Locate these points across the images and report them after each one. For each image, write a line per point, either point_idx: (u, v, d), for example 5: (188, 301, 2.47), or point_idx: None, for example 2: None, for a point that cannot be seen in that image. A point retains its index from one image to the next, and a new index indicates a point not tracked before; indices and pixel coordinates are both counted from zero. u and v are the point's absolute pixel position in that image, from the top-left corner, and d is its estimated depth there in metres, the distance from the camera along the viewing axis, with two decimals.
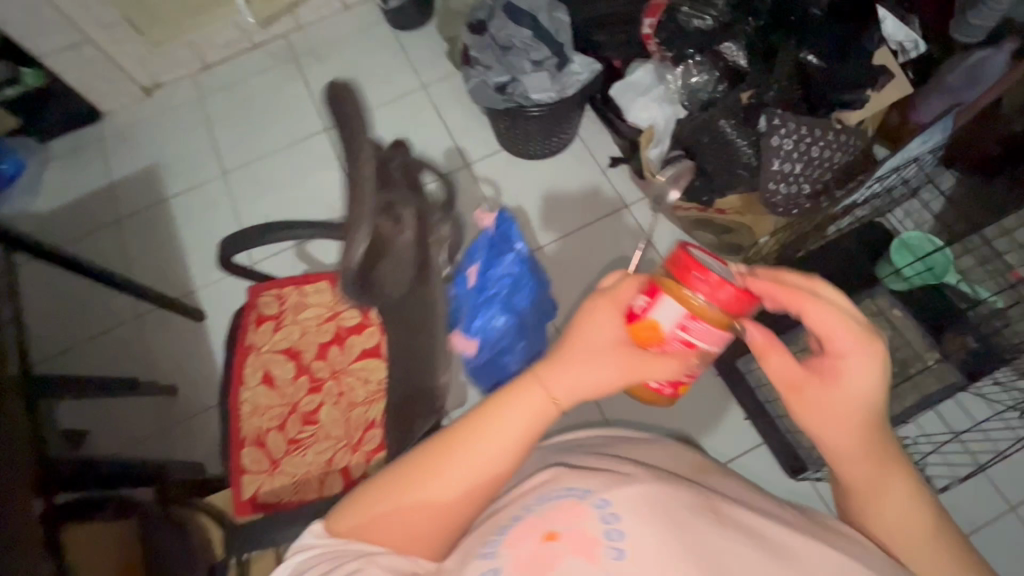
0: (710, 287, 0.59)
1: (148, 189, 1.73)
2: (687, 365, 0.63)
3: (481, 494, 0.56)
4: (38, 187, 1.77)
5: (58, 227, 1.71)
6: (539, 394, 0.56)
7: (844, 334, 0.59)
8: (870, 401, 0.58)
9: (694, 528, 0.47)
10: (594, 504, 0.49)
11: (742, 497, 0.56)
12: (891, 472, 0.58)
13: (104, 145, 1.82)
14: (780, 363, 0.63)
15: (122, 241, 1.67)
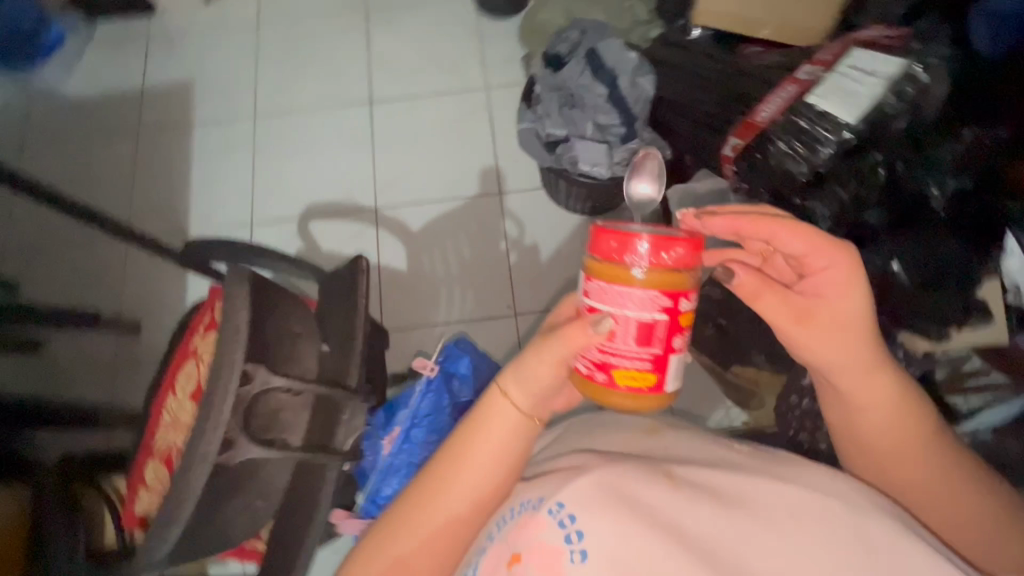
0: (637, 252, 0.61)
1: (177, 108, 1.64)
2: (606, 335, 0.63)
3: (479, 503, 0.70)
4: (73, 68, 1.68)
5: (81, 118, 1.65)
6: (499, 400, 0.71)
7: (805, 249, 0.66)
8: (864, 313, 0.66)
9: (638, 493, 0.62)
10: (549, 512, 0.63)
11: (705, 458, 0.69)
12: (893, 381, 0.68)
13: (148, 42, 1.71)
14: (768, 305, 0.69)
15: (136, 156, 1.60)
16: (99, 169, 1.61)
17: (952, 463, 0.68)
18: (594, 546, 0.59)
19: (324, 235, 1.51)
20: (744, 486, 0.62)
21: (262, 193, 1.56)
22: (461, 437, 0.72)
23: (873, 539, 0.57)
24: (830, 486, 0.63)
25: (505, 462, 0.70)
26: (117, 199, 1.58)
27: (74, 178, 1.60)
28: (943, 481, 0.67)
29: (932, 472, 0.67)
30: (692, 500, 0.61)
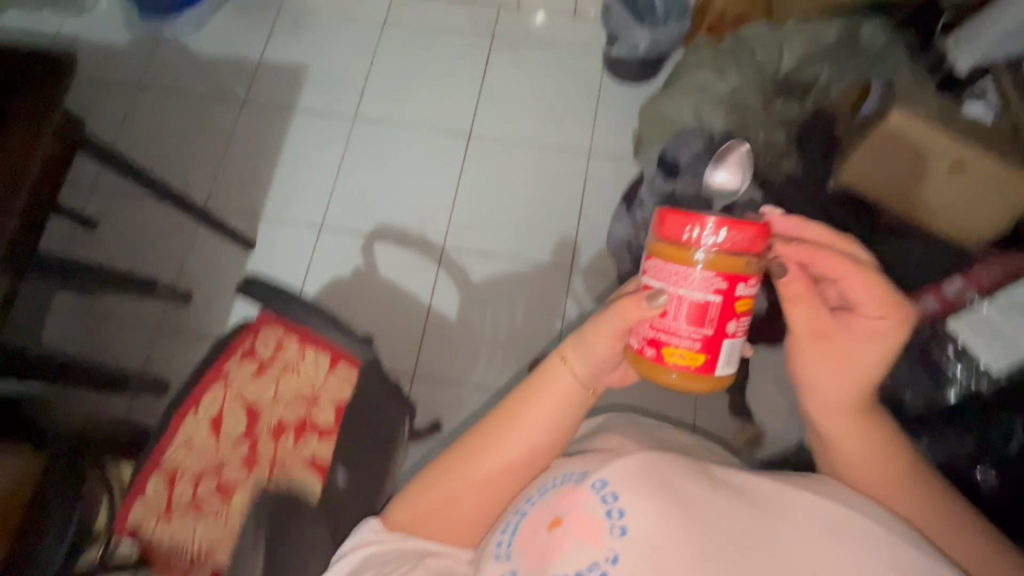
0: (705, 233, 0.56)
1: (286, 89, 1.66)
2: (660, 309, 0.58)
3: (523, 464, 0.68)
4: (203, 24, 1.72)
5: (196, 74, 1.68)
6: (558, 366, 0.67)
7: (866, 298, 0.62)
8: (885, 358, 0.63)
9: (685, 488, 0.57)
10: (592, 486, 0.58)
11: (742, 468, 0.64)
12: (886, 430, 0.65)
13: (277, 16, 1.73)
14: (797, 319, 0.64)
15: (234, 125, 1.63)
16: (198, 128, 1.64)
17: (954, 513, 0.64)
18: (638, 521, 0.55)
19: (385, 257, 1.49)
20: (788, 497, 0.58)
21: (342, 197, 1.54)
22: (517, 399, 0.69)
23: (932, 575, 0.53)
24: (873, 512, 0.59)
25: (556, 427, 0.68)
26: (206, 163, 1.61)
27: (175, 131, 1.64)
28: (948, 532, 0.63)
29: (927, 520, 0.63)
30: (737, 501, 0.57)
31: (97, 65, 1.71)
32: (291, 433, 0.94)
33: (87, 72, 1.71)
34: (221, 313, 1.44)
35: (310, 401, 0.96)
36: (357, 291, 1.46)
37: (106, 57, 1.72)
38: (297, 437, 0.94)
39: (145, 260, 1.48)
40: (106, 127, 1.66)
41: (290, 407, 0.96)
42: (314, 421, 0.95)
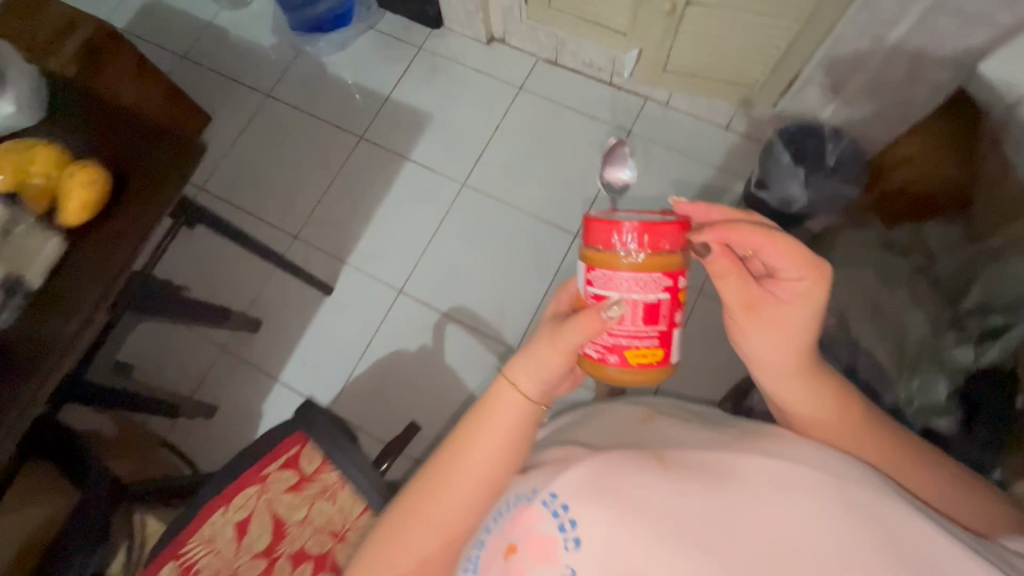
0: (634, 239, 0.62)
1: (405, 133, 1.61)
2: (617, 313, 0.62)
3: (482, 494, 0.62)
4: (343, 46, 1.70)
5: (325, 96, 1.67)
6: (507, 390, 0.65)
7: (787, 261, 0.63)
8: (814, 312, 0.64)
9: (629, 480, 0.53)
10: (543, 503, 0.56)
11: (702, 443, 0.60)
12: (827, 386, 0.65)
13: (416, 53, 1.68)
14: (729, 290, 0.67)
15: (345, 157, 1.60)
16: (311, 151, 1.62)
17: (918, 449, 0.63)
18: (588, 525, 0.52)
19: (453, 342, 1.42)
20: (737, 465, 0.53)
21: (426, 265, 1.48)
22: (462, 432, 0.65)
23: (907, 523, 0.47)
24: (836, 465, 0.53)
25: (509, 452, 0.63)
26: (308, 190, 1.59)
27: (288, 148, 1.63)
28: (916, 472, 0.61)
29: (895, 463, 0.61)
30: (688, 487, 0.51)
31: (237, 62, 1.73)
32: (309, 563, 0.91)
33: (226, 66, 1.73)
34: (285, 350, 1.45)
35: (337, 536, 0.93)
36: (417, 369, 1.41)
37: (248, 56, 1.73)
38: (313, 568, 0.91)
39: (228, 278, 1.49)
40: (227, 126, 1.67)
41: (315, 535, 0.92)
42: (334, 557, 0.92)
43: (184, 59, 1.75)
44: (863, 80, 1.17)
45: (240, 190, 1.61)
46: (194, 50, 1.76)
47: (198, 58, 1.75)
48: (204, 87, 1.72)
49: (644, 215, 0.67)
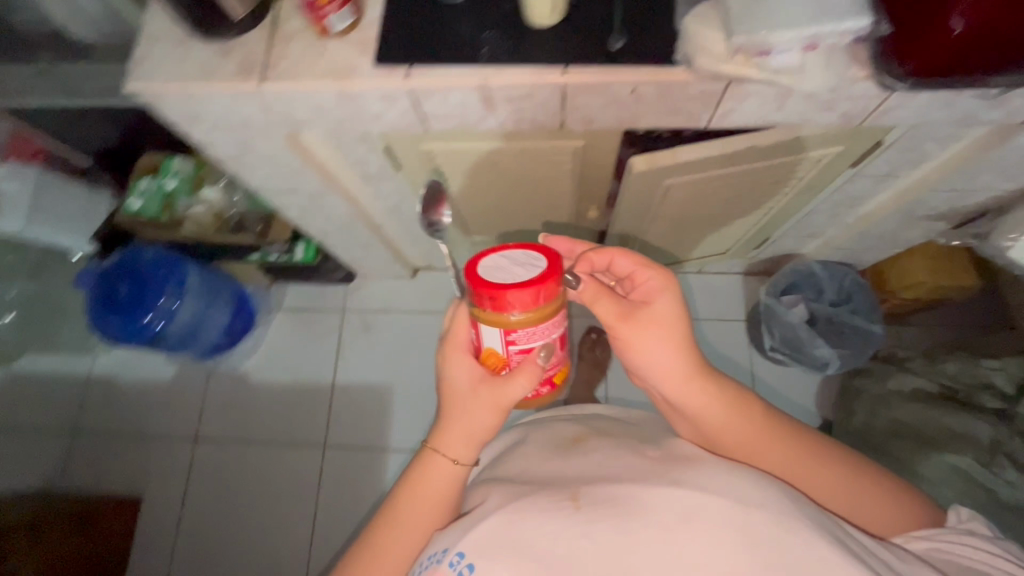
0: (514, 301, 0.59)
1: (372, 419, 1.40)
2: (538, 366, 0.66)
3: (419, 533, 0.66)
4: (255, 348, 1.46)
5: (263, 413, 1.42)
6: (444, 463, 0.67)
7: (631, 268, 0.69)
8: (681, 308, 0.67)
9: (545, 530, 0.51)
10: (451, 564, 0.54)
11: (620, 472, 0.57)
12: (713, 385, 0.68)
13: (342, 319, 1.47)
14: (606, 311, 0.68)
15: (316, 479, 1.36)
16: (275, 485, 1.36)
17: (803, 443, 0.68)
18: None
19: None
20: (644, 497, 0.52)
21: None
22: (407, 493, 0.67)
23: (781, 555, 0.47)
24: (733, 492, 0.51)
25: (446, 507, 0.67)
26: (293, 537, 1.32)
27: (248, 493, 1.36)
28: (804, 460, 0.67)
29: (784, 453, 0.67)
30: (593, 527, 0.50)
31: (141, 411, 1.45)
32: None
33: (133, 424, 1.45)
34: None
35: None
36: None
37: (155, 401, 1.46)
38: None
39: None
40: (166, 498, 1.38)
41: None
42: None
43: (79, 436, 1.45)
44: (844, 232, 1.06)
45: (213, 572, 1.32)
46: (87, 420, 1.46)
47: (97, 427, 1.46)
48: (120, 461, 1.42)
49: (507, 253, 0.63)
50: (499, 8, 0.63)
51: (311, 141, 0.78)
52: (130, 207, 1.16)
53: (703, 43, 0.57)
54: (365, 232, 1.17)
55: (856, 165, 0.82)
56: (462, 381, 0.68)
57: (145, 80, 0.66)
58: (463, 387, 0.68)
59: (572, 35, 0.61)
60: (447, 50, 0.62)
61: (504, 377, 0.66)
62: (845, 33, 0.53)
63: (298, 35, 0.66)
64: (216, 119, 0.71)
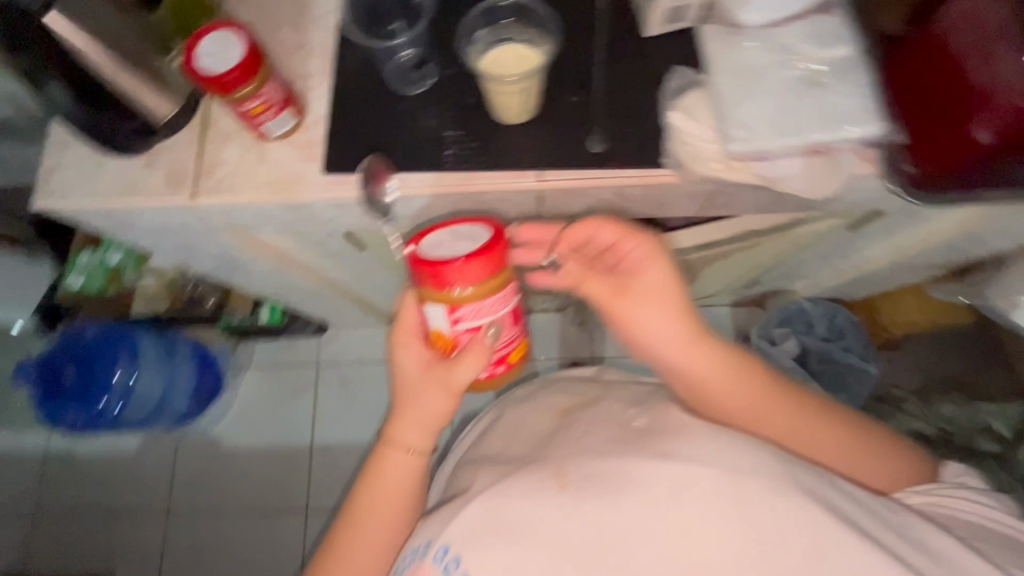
0: (458, 267, 0.49)
1: (355, 480, 1.32)
2: (490, 346, 0.53)
3: (384, 535, 0.57)
4: (223, 412, 1.36)
5: (239, 481, 1.34)
6: (398, 455, 0.58)
7: (615, 238, 0.55)
8: (677, 278, 0.53)
9: (529, 512, 0.45)
10: (435, 558, 0.46)
11: (608, 443, 0.50)
12: (724, 350, 0.54)
13: (317, 373, 1.39)
14: (597, 289, 0.55)
15: (299, 549, 1.29)
16: (258, 556, 1.29)
17: (814, 404, 0.55)
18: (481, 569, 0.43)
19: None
20: (630, 471, 0.44)
21: None
22: (363, 496, 0.58)
23: (778, 518, 0.40)
24: (721, 456, 0.43)
25: (410, 504, 0.58)
26: None
27: (229, 566, 1.29)
28: (817, 425, 0.54)
29: (793, 413, 0.54)
30: (581, 506, 0.44)
31: (105, 486, 1.35)
32: None
33: (96, 499, 1.34)
34: None
35: None
36: None
37: (120, 474, 1.36)
38: None
39: None
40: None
41: None
42: None
43: (40, 517, 1.34)
44: (839, 277, 1.01)
45: None
46: (46, 500, 1.35)
47: (58, 506, 1.35)
48: (88, 541, 1.33)
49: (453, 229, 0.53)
50: (462, 100, 0.56)
51: (262, 238, 0.70)
52: (71, 284, 1.06)
53: (688, 144, 0.51)
54: (334, 295, 1.08)
55: (856, 229, 0.76)
56: (410, 371, 0.58)
57: (62, 198, 0.57)
58: (411, 376, 0.58)
59: (546, 132, 0.54)
60: (404, 153, 0.55)
61: (451, 361, 0.55)
62: (849, 142, 0.48)
63: (233, 137, 0.57)
64: (145, 227, 0.62)
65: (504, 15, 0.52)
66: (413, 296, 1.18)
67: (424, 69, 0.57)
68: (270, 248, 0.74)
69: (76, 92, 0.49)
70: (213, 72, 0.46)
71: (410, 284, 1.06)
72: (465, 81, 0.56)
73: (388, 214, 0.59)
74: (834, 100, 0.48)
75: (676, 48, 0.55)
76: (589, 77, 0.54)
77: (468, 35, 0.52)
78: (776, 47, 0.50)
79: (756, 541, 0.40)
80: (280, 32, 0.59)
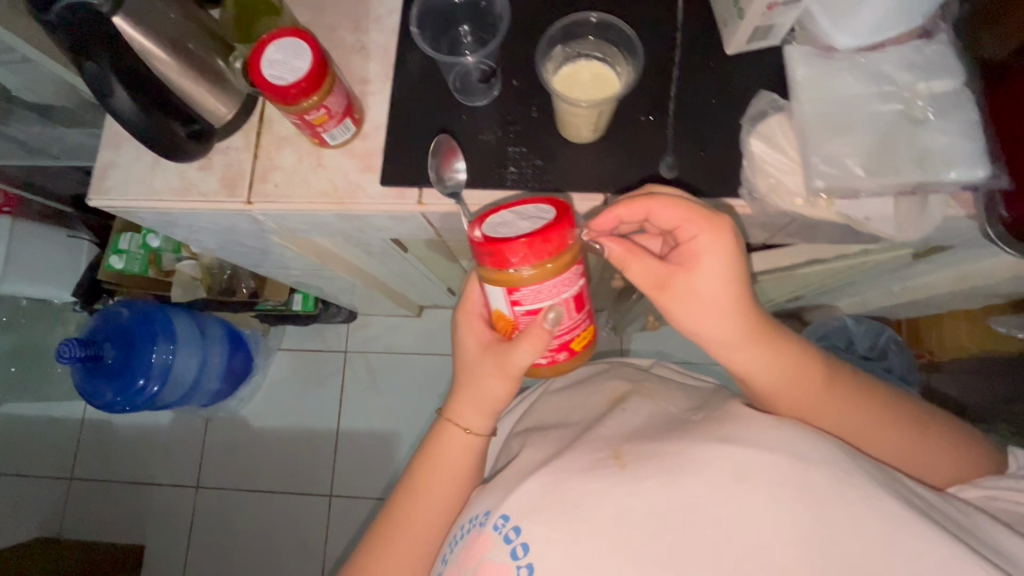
0: (516, 250, 0.44)
1: (377, 468, 1.34)
2: (549, 334, 0.48)
3: (443, 508, 0.58)
4: (253, 392, 1.38)
5: (267, 461, 1.36)
6: (457, 433, 0.58)
7: (678, 220, 0.47)
8: (734, 271, 0.47)
9: (588, 487, 0.42)
10: (495, 527, 0.45)
11: (660, 432, 0.48)
12: (780, 345, 0.50)
13: (344, 360, 1.40)
14: (641, 275, 0.49)
15: (321, 531, 1.31)
16: (283, 535, 1.31)
17: (866, 396, 0.52)
18: (542, 544, 0.41)
19: None
20: (692, 452, 0.42)
21: None
22: (421, 472, 0.58)
23: (853, 504, 0.38)
24: (788, 443, 0.41)
25: (466, 481, 0.58)
26: None
27: (255, 544, 1.31)
28: (869, 420, 0.51)
29: (845, 413, 0.51)
30: (644, 488, 0.41)
31: (136, 456, 1.38)
32: None
33: (128, 469, 1.38)
34: None
35: None
36: None
37: (152, 447, 1.38)
38: None
39: None
40: (170, 548, 1.32)
41: None
42: None
43: (73, 483, 1.37)
44: (890, 299, 0.97)
45: None
46: (80, 466, 1.38)
47: (91, 473, 1.38)
48: (119, 509, 1.36)
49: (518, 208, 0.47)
50: (525, 115, 0.53)
51: (308, 239, 0.68)
52: (111, 265, 1.05)
53: (772, 178, 0.48)
54: (367, 288, 1.07)
55: (923, 257, 0.72)
56: (469, 350, 0.57)
57: (118, 197, 0.57)
58: (469, 356, 0.57)
59: (612, 154, 0.52)
60: (463, 167, 0.53)
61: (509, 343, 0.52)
62: (951, 185, 0.44)
63: (289, 141, 0.56)
64: (196, 224, 0.62)
65: (580, 30, 0.49)
66: (446, 291, 1.17)
67: (490, 80, 0.54)
68: (315, 248, 0.73)
69: (140, 99, 0.46)
70: (280, 82, 0.45)
71: (445, 281, 1.05)
72: (529, 94, 0.54)
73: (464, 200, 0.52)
74: (933, 139, 0.44)
75: (753, 69, 0.52)
76: (660, 97, 0.52)
77: (546, 49, 0.49)
78: (871, 75, 0.47)
79: (827, 529, 0.37)
80: (339, 33, 0.57)
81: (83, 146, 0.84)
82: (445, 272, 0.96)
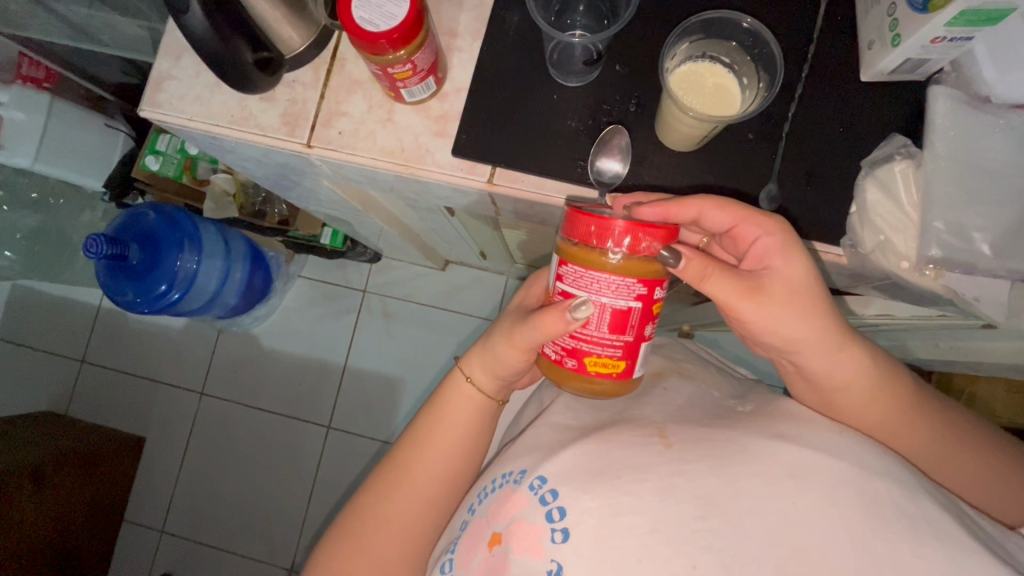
0: (618, 232, 0.38)
1: (378, 410, 1.35)
2: (566, 322, 0.39)
3: (439, 469, 0.48)
4: (271, 313, 1.38)
5: (273, 381, 1.37)
6: (462, 385, 0.50)
7: (734, 221, 0.42)
8: (813, 271, 0.41)
9: (624, 461, 0.35)
10: (530, 488, 0.37)
11: (700, 417, 0.40)
12: (872, 365, 0.42)
13: (362, 300, 1.38)
14: (720, 286, 0.41)
15: (317, 458, 1.33)
16: (280, 453, 1.34)
17: (948, 416, 0.44)
18: (581, 508, 0.34)
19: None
20: (741, 444, 0.35)
21: None
22: (421, 426, 0.50)
23: (907, 524, 0.31)
24: (846, 449, 0.35)
25: (471, 449, 0.50)
26: (291, 507, 1.32)
27: (252, 457, 1.34)
28: (971, 446, 0.43)
29: (938, 441, 0.43)
30: (690, 471, 0.34)
31: (145, 352, 1.40)
32: None
33: (135, 362, 1.40)
34: None
35: None
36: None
37: (162, 347, 1.40)
38: None
39: None
40: (169, 444, 1.36)
41: None
42: None
43: (84, 365, 1.40)
44: (934, 358, 0.93)
45: (210, 528, 1.32)
46: (93, 350, 1.40)
47: (102, 360, 1.40)
48: (124, 398, 1.39)
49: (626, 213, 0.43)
50: (622, 108, 0.48)
51: (358, 188, 0.64)
52: (145, 165, 1.04)
53: (882, 235, 0.43)
54: (400, 236, 1.03)
55: (998, 333, 0.67)
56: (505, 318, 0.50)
57: (172, 113, 0.53)
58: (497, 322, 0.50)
59: (712, 168, 0.47)
60: (549, 152, 0.48)
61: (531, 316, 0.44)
62: None
63: (361, 86, 0.51)
64: (249, 152, 0.58)
65: (723, 25, 0.44)
66: (477, 254, 1.13)
67: (594, 64, 0.48)
68: (362, 196, 0.69)
69: (218, 20, 0.42)
70: (370, 27, 0.40)
71: (480, 245, 1.01)
72: (632, 84, 0.49)
73: (519, 154, 0.49)
74: None
75: (888, 103, 0.46)
76: (778, 114, 0.47)
77: (674, 42, 0.45)
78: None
79: (888, 547, 0.30)
80: None
81: (131, 38, 0.78)
82: (485, 239, 0.92)
